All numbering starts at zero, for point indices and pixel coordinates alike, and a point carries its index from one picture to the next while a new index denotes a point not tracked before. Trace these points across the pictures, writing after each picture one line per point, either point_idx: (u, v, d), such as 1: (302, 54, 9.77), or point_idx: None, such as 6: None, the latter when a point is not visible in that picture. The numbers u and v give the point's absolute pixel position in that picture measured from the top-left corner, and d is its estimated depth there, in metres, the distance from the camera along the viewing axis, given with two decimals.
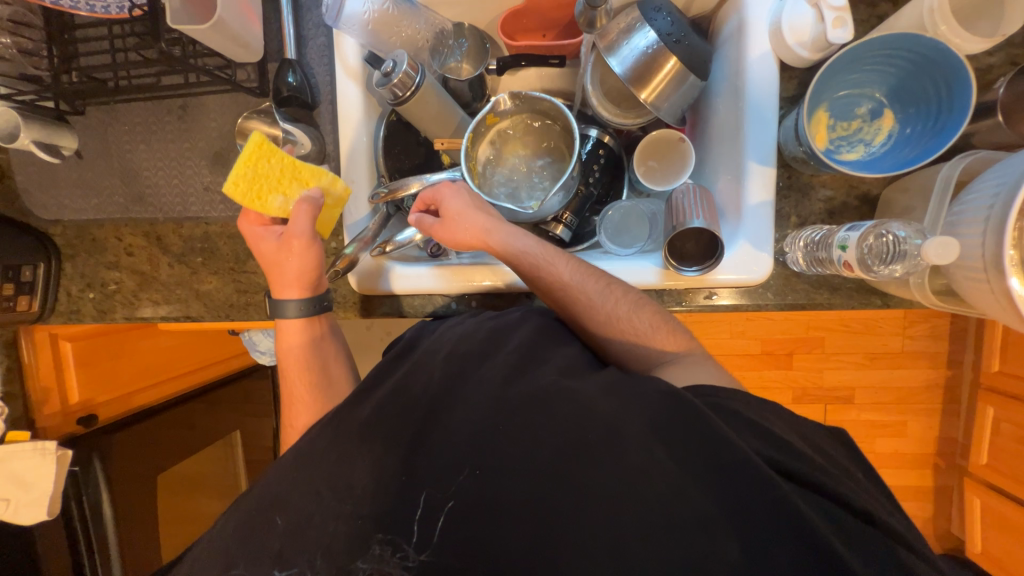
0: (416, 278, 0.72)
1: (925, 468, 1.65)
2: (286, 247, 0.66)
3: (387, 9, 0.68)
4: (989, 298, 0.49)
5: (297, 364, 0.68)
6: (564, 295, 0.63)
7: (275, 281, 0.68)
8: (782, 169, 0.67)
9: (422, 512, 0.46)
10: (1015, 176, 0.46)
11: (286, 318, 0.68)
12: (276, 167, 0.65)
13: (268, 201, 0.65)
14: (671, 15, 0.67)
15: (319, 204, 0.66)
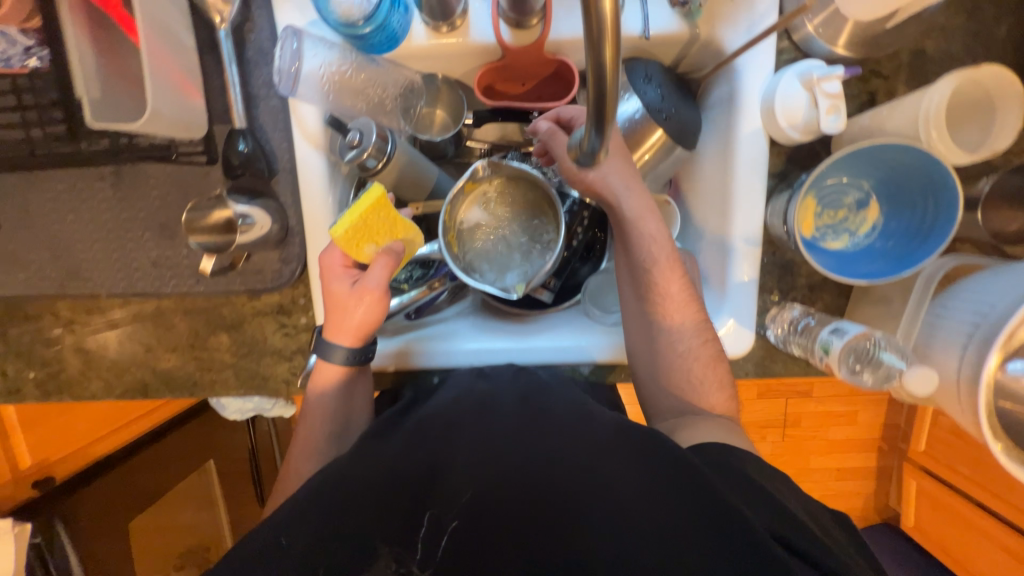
0: (404, 353, 0.71)
1: (871, 452, 1.80)
2: (359, 295, 0.63)
3: (346, 72, 0.61)
4: (957, 410, 0.51)
5: (299, 444, 0.68)
6: (644, 271, 0.64)
7: (333, 323, 0.64)
8: (768, 245, 0.66)
9: (425, 530, 0.44)
10: (994, 308, 0.47)
11: (328, 360, 0.65)
12: (383, 219, 0.61)
13: (362, 247, 0.62)
14: (662, 86, 0.63)
15: (400, 258, 0.64)
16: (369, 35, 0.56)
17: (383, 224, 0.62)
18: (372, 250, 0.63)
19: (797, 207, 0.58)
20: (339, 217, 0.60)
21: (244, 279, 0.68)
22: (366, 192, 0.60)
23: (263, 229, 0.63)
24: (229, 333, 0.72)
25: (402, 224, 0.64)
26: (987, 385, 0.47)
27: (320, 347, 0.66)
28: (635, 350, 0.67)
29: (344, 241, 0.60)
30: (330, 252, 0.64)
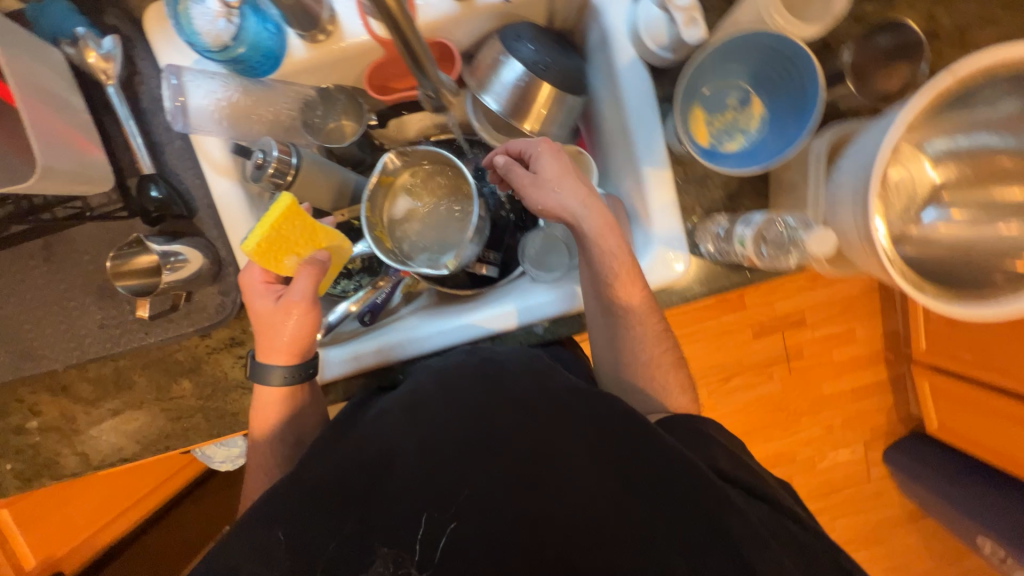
0: (387, 350, 0.70)
1: (879, 364, 1.78)
2: (284, 311, 0.64)
3: (234, 99, 0.63)
4: (871, 264, 0.51)
5: (268, 458, 0.69)
6: (608, 280, 0.64)
7: (264, 343, 0.66)
8: (677, 166, 0.68)
9: (424, 530, 0.50)
10: (866, 159, 0.48)
11: (267, 383, 0.66)
12: (297, 231, 0.62)
13: (281, 262, 0.63)
14: (534, 41, 0.66)
15: (323, 268, 0.66)
16: (243, 54, 0.59)
17: (300, 234, 0.63)
18: (293, 261, 0.64)
19: (686, 116, 0.62)
20: (251, 230, 0.60)
21: (190, 319, 0.69)
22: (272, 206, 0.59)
23: (195, 265, 0.65)
24: (189, 377, 0.72)
25: (322, 231, 0.66)
26: (878, 233, 0.48)
27: (256, 372, 0.67)
28: (597, 341, 0.71)
29: (258, 255, 0.60)
30: (248, 271, 0.66)
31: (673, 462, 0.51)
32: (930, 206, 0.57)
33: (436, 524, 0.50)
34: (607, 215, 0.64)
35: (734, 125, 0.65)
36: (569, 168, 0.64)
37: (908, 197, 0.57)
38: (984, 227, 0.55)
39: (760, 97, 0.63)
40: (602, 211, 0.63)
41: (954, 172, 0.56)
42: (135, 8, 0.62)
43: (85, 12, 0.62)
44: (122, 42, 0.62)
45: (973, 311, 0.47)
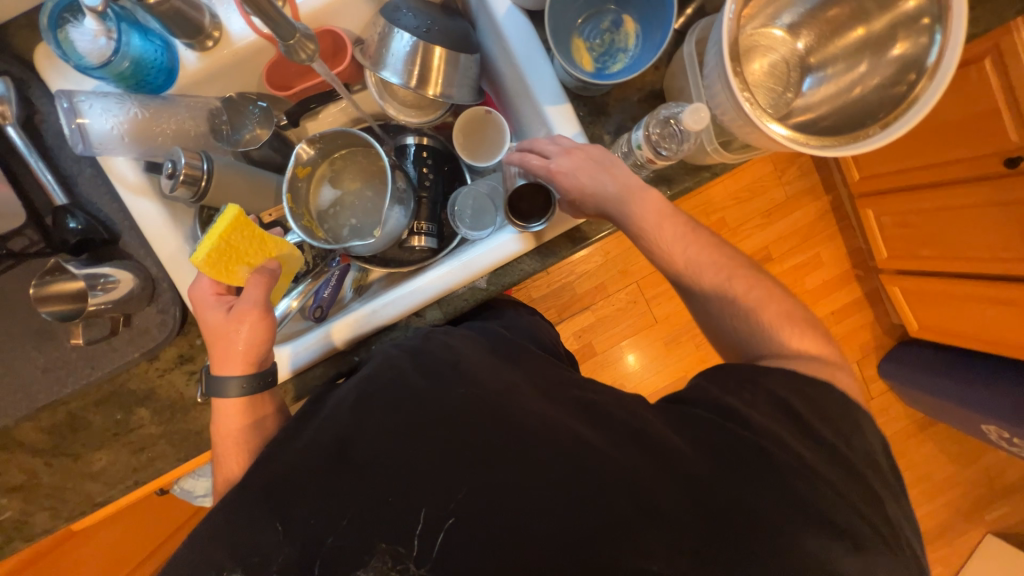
0: (327, 339, 0.71)
1: (850, 282, 1.72)
2: (237, 318, 0.62)
3: (137, 116, 0.64)
4: (759, 139, 0.54)
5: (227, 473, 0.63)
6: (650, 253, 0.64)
7: (218, 355, 0.62)
8: (576, 101, 0.71)
9: (424, 524, 0.46)
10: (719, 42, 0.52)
11: (225, 398, 0.62)
12: (246, 239, 0.63)
13: (234, 272, 0.63)
14: (413, 10, 0.69)
15: (275, 275, 0.65)
16: (128, 68, 0.61)
17: (250, 245, 0.63)
18: (246, 272, 0.64)
19: (568, 47, 0.69)
20: (200, 244, 0.60)
21: (135, 344, 0.69)
22: (218, 216, 0.60)
23: (126, 285, 0.65)
24: (146, 405, 0.72)
25: (272, 242, 0.66)
26: (755, 113, 0.51)
27: (212, 386, 0.62)
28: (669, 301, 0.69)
29: (209, 268, 0.60)
30: (198, 285, 0.64)
31: None
32: (808, 76, 0.63)
33: (410, 498, 0.47)
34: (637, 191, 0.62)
35: (614, 47, 0.71)
36: (587, 160, 0.62)
37: (782, 75, 0.63)
38: (848, 75, 0.59)
39: (630, 15, 0.70)
40: (628, 196, 0.62)
41: (811, 35, 0.62)
42: (24, 51, 0.65)
43: None
44: (15, 83, 0.64)
45: (848, 149, 0.51)
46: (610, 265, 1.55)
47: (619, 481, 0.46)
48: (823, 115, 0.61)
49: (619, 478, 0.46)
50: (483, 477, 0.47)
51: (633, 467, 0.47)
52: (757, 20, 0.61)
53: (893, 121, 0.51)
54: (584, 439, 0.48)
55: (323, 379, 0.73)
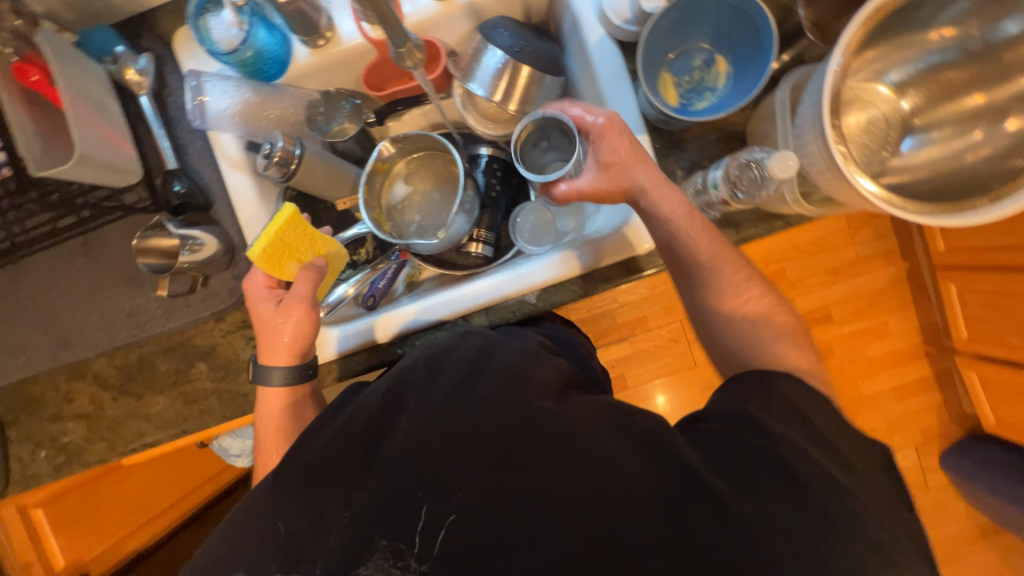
0: (374, 327, 0.73)
1: (918, 359, 1.58)
2: (285, 312, 0.65)
3: (249, 99, 0.71)
4: (847, 194, 0.52)
5: (265, 438, 0.66)
6: (682, 259, 0.64)
7: (266, 345, 0.66)
8: (654, 133, 0.70)
9: (424, 522, 0.44)
10: (817, 92, 0.50)
11: (268, 385, 0.66)
12: (300, 236, 0.64)
13: (285, 267, 0.65)
14: (509, 29, 0.71)
15: (322, 273, 0.67)
16: (249, 57, 0.68)
17: (302, 241, 0.65)
18: (297, 267, 0.66)
19: (656, 80, 0.69)
20: (257, 239, 0.62)
21: (207, 303, 0.75)
22: (277, 213, 0.61)
23: (210, 247, 0.71)
24: (205, 361, 0.77)
25: (321, 240, 0.68)
26: (842, 159, 0.49)
27: (257, 374, 0.66)
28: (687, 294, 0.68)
29: (264, 263, 0.62)
30: (252, 276, 0.68)
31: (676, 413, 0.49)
32: (907, 137, 0.60)
33: (429, 509, 0.45)
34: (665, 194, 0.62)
35: (703, 85, 0.71)
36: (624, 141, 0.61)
37: (880, 133, 0.61)
38: (958, 142, 0.56)
39: (723, 56, 0.70)
40: (670, 204, 0.61)
41: (919, 97, 0.60)
42: (165, 32, 0.74)
43: (123, 37, 0.73)
44: (154, 59, 0.72)
45: (954, 219, 0.48)
46: (656, 299, 1.51)
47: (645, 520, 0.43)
48: (920, 179, 0.57)
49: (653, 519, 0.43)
50: (502, 484, 0.45)
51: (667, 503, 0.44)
52: (860, 74, 0.59)
53: (1008, 193, 0.47)
54: (615, 466, 0.46)
55: (364, 365, 0.76)
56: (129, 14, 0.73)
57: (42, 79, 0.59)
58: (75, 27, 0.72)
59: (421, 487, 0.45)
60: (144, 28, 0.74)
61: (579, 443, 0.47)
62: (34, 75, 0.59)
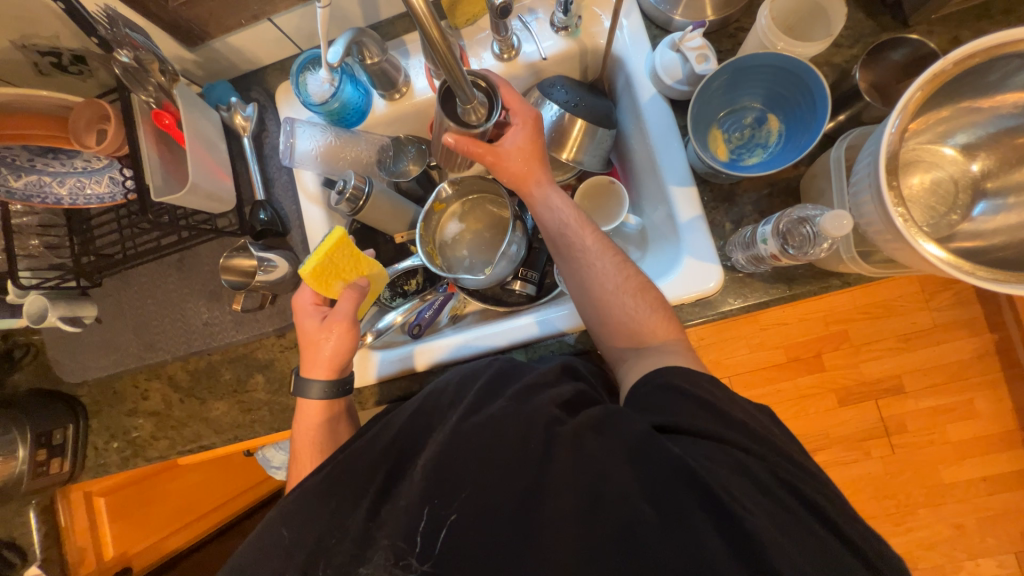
0: (418, 354, 0.76)
1: (1013, 447, 1.38)
2: (327, 328, 0.69)
3: (331, 142, 0.80)
4: (909, 256, 0.50)
5: (305, 452, 0.69)
6: (567, 242, 0.68)
7: (309, 358, 0.70)
8: (702, 185, 0.71)
9: (425, 523, 0.45)
10: (875, 149, 0.50)
11: (307, 398, 0.69)
12: (346, 258, 0.70)
13: (330, 286, 0.70)
14: (566, 87, 0.77)
15: (364, 292, 0.71)
16: (337, 107, 0.77)
17: (348, 262, 0.71)
18: (341, 286, 0.71)
19: (706, 136, 0.71)
20: (308, 258, 0.68)
21: (272, 319, 0.82)
22: (327, 238, 0.67)
23: (282, 269, 0.79)
24: (263, 373, 0.84)
25: (364, 262, 0.74)
26: (902, 219, 0.47)
27: (297, 385, 0.70)
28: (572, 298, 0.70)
29: (313, 280, 0.68)
30: (302, 293, 0.73)
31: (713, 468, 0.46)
32: (979, 201, 0.58)
33: (436, 520, 0.45)
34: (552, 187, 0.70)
35: (754, 142, 0.73)
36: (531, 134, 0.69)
37: (947, 194, 0.60)
38: None
39: (776, 114, 0.71)
40: (557, 195, 0.70)
41: (991, 160, 0.57)
42: (271, 86, 0.86)
43: (237, 89, 0.86)
44: (259, 108, 0.85)
45: (1023, 288, 0.45)
46: (703, 350, 1.45)
47: (662, 559, 0.41)
48: (996, 245, 0.54)
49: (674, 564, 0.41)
50: (512, 494, 0.45)
51: (700, 557, 0.40)
52: (923, 135, 0.59)
53: None
54: (635, 505, 0.43)
55: (404, 391, 0.78)
56: (244, 71, 0.87)
57: (173, 122, 0.70)
58: (202, 81, 0.87)
59: (433, 494, 0.46)
60: (254, 83, 0.87)
61: (599, 483, 0.45)
62: (167, 119, 0.69)
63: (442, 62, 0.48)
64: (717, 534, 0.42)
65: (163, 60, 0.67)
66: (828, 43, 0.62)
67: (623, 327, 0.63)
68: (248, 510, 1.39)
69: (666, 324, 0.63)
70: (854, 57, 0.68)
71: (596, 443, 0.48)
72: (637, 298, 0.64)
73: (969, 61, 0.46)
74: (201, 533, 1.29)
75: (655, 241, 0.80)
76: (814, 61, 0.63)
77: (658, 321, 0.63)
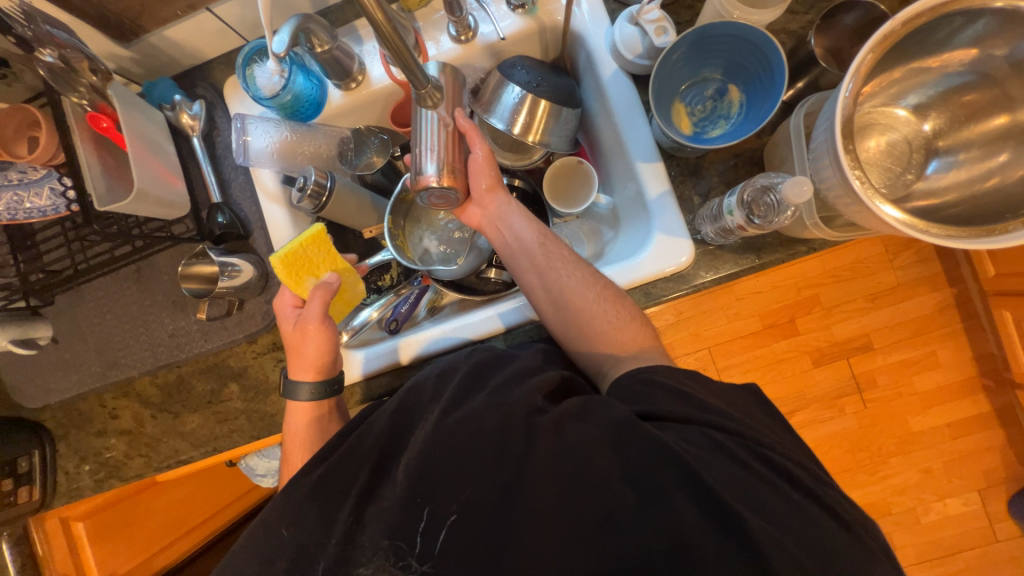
0: (398, 351, 0.75)
1: (974, 394, 1.47)
2: (302, 331, 0.67)
3: (287, 138, 0.77)
4: (868, 220, 0.51)
5: (290, 457, 0.68)
6: (543, 254, 0.68)
7: (293, 361, 0.69)
8: (668, 161, 0.71)
9: (425, 521, 0.45)
10: (830, 116, 0.50)
11: (297, 400, 0.68)
12: (321, 254, 0.70)
13: (302, 282, 0.68)
14: (527, 66, 0.75)
15: (332, 291, 0.68)
16: (289, 100, 0.73)
17: (323, 260, 0.70)
18: (314, 283, 0.69)
19: (669, 110, 0.71)
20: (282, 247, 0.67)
21: (241, 326, 0.79)
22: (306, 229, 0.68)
23: (245, 273, 0.76)
24: (237, 381, 0.81)
25: (343, 270, 0.74)
26: (861, 185, 0.48)
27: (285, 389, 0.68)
28: (545, 317, 0.68)
29: (283, 269, 0.66)
30: (280, 295, 0.72)
31: (691, 441, 0.47)
32: (932, 160, 0.60)
33: (433, 520, 0.45)
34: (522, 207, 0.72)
35: (717, 114, 0.73)
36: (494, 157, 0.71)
37: (903, 155, 0.61)
38: (984, 163, 0.54)
39: (736, 84, 0.71)
40: (524, 211, 0.71)
41: (941, 119, 0.59)
42: (218, 81, 0.82)
43: (181, 87, 0.82)
44: (206, 105, 0.80)
45: (976, 242, 0.47)
46: (682, 324, 1.48)
47: (648, 537, 0.42)
48: (949, 201, 0.56)
49: (656, 536, 0.42)
50: (497, 485, 0.45)
51: (681, 523, 0.42)
52: (877, 98, 0.60)
53: None
54: (616, 486, 0.44)
55: (385, 388, 0.77)
56: (187, 66, 0.82)
57: (112, 125, 0.65)
58: (142, 80, 0.82)
59: (423, 494, 0.46)
60: (198, 78, 0.82)
61: (591, 465, 0.45)
62: (104, 122, 0.64)
63: (391, 48, 0.45)
64: (696, 504, 0.43)
65: (93, 58, 0.63)
66: (783, 9, 0.62)
67: (606, 328, 0.64)
68: (238, 520, 1.36)
69: (640, 329, 0.65)
70: (810, 22, 0.68)
71: (601, 434, 0.47)
72: (605, 306, 0.64)
73: (917, 21, 0.47)
74: (188, 550, 1.26)
75: (626, 219, 0.80)
76: (768, 29, 0.63)
77: (631, 324, 0.64)
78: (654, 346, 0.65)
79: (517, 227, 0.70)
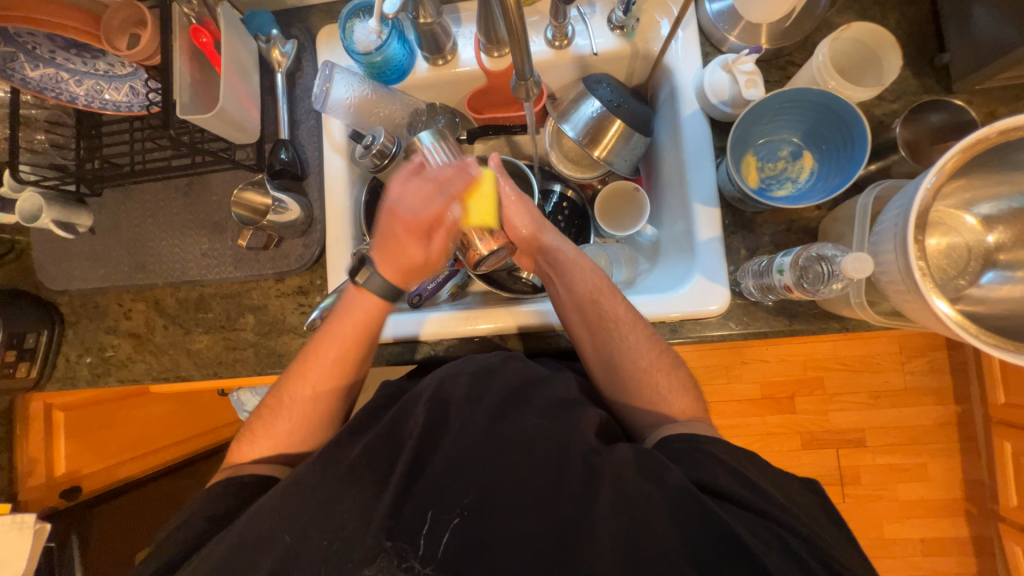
0: (415, 324, 0.75)
1: (956, 516, 1.44)
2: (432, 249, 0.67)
3: (366, 95, 0.79)
4: (920, 311, 0.51)
5: (289, 402, 0.68)
6: (597, 312, 0.67)
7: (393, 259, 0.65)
8: (725, 209, 0.72)
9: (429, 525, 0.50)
10: (907, 203, 0.50)
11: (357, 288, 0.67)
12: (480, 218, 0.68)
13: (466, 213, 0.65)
14: (612, 85, 0.76)
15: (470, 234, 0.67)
16: (378, 61, 0.75)
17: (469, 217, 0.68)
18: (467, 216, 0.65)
19: (740, 161, 0.72)
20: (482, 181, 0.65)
21: (273, 263, 0.81)
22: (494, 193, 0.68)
23: (291, 212, 0.77)
24: (254, 314, 0.82)
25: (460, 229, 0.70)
26: (922, 274, 0.49)
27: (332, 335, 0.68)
28: (593, 371, 0.70)
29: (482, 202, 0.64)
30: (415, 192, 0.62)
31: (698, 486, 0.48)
32: (988, 270, 0.60)
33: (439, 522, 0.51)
34: (574, 257, 0.71)
35: (785, 175, 0.74)
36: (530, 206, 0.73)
37: (960, 259, 0.62)
38: None
39: (810, 151, 0.73)
40: (579, 260, 0.70)
41: (1006, 234, 0.60)
42: (313, 26, 0.84)
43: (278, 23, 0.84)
44: (298, 46, 0.83)
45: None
46: None
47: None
48: (995, 314, 0.57)
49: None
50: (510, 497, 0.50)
51: None
52: (948, 199, 0.61)
53: None
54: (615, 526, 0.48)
55: (396, 358, 0.77)
56: (288, 6, 0.84)
57: (210, 41, 0.69)
58: (243, 8, 0.84)
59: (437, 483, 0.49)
60: (296, 20, 0.85)
61: (596, 502, 0.50)
62: (205, 37, 0.68)
63: (511, 31, 0.47)
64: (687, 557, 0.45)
65: None
66: (878, 92, 0.63)
67: (652, 380, 0.65)
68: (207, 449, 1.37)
69: (665, 366, 0.66)
70: (894, 111, 0.69)
71: (597, 459, 0.50)
72: (631, 338, 0.66)
73: (1013, 134, 0.48)
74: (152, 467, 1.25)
75: (667, 254, 0.81)
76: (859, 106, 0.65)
77: (656, 361, 0.66)
78: (682, 393, 0.65)
79: (571, 279, 0.69)
